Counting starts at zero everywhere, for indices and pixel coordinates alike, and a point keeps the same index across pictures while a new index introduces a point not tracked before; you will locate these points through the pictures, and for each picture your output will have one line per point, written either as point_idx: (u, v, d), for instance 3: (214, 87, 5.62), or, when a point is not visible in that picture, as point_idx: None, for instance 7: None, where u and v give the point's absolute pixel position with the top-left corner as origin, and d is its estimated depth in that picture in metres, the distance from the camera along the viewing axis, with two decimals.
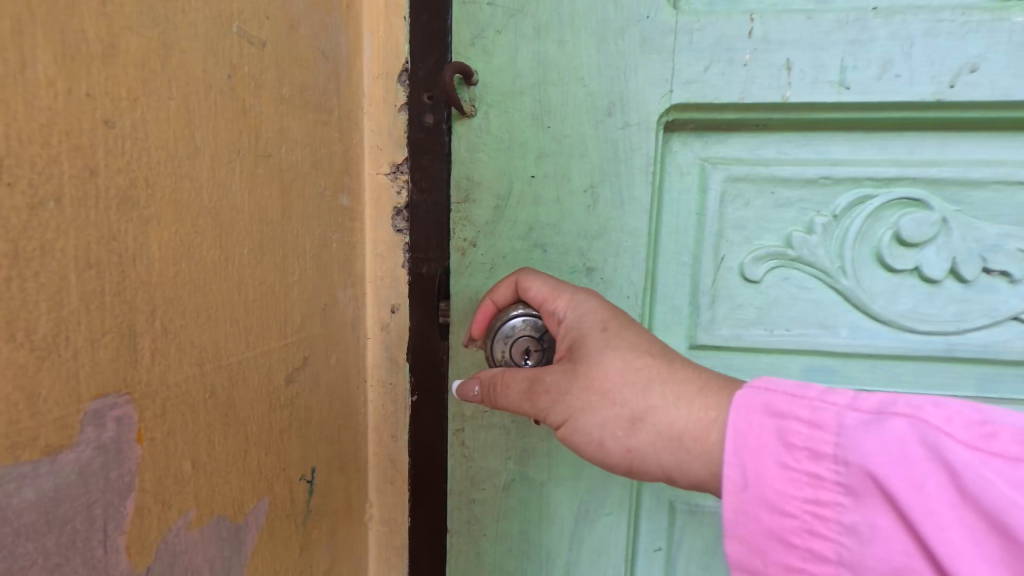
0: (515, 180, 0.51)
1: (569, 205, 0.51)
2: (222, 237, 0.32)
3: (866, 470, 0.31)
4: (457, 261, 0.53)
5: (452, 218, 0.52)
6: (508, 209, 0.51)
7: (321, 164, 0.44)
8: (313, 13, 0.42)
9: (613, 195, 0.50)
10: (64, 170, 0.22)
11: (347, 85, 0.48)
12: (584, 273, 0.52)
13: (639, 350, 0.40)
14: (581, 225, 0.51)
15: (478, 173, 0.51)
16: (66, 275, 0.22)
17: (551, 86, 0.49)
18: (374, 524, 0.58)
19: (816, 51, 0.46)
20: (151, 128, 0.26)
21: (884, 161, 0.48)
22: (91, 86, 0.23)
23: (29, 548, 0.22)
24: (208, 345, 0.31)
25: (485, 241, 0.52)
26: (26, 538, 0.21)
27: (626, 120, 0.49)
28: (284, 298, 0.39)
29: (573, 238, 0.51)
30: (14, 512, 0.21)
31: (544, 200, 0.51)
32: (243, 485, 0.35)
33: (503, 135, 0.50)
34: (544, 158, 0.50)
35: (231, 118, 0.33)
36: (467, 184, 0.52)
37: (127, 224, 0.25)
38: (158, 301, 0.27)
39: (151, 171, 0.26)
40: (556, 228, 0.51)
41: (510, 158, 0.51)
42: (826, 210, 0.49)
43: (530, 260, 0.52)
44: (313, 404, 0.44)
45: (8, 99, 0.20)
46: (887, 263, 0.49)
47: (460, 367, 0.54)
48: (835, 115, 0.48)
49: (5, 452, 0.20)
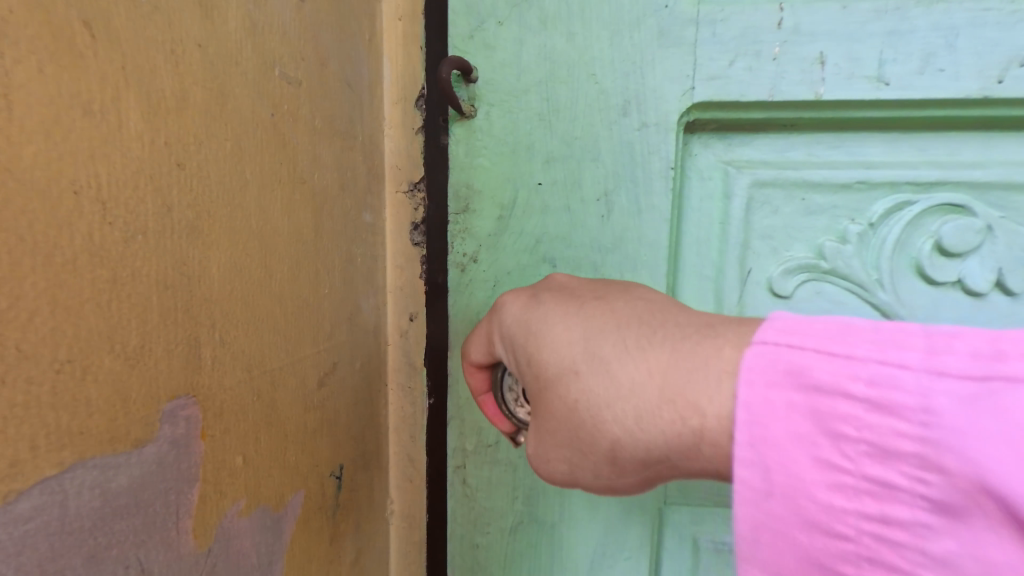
0: (518, 187, 0.55)
1: (582, 216, 0.54)
2: (269, 254, 0.36)
3: (972, 476, 0.25)
4: (457, 277, 0.58)
5: (452, 231, 0.57)
6: (512, 220, 0.55)
7: (348, 184, 0.49)
8: (339, 47, 0.46)
9: (630, 204, 0.53)
10: (149, 209, 0.26)
11: (369, 110, 0.52)
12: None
13: (563, 378, 0.38)
14: (593, 236, 0.54)
15: (476, 182, 0.56)
16: (151, 296, 0.26)
17: (560, 84, 0.53)
18: (395, 520, 0.61)
19: (850, 44, 0.48)
20: (212, 167, 0.31)
21: (923, 163, 0.51)
22: (167, 135, 0.27)
23: (122, 526, 0.26)
24: (255, 353, 0.35)
25: (489, 253, 0.56)
26: (121, 516, 0.25)
27: (643, 120, 0.52)
28: (317, 310, 0.43)
29: (585, 250, 0.54)
30: (113, 493, 0.25)
31: (550, 209, 0.54)
32: (284, 479, 0.40)
33: (501, 151, 0.55)
34: (552, 161, 0.54)
35: (274, 151, 0.37)
36: (467, 193, 0.56)
37: (194, 250, 0.29)
38: (216, 315, 0.31)
39: (212, 204, 0.31)
40: (566, 240, 0.54)
41: (508, 171, 0.55)
42: (861, 218, 0.52)
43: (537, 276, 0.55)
44: (340, 406, 0.48)
45: (109, 152, 0.24)
46: (927, 276, 0.51)
47: (460, 394, 0.60)
48: (871, 113, 0.50)
49: (107, 445, 0.24)
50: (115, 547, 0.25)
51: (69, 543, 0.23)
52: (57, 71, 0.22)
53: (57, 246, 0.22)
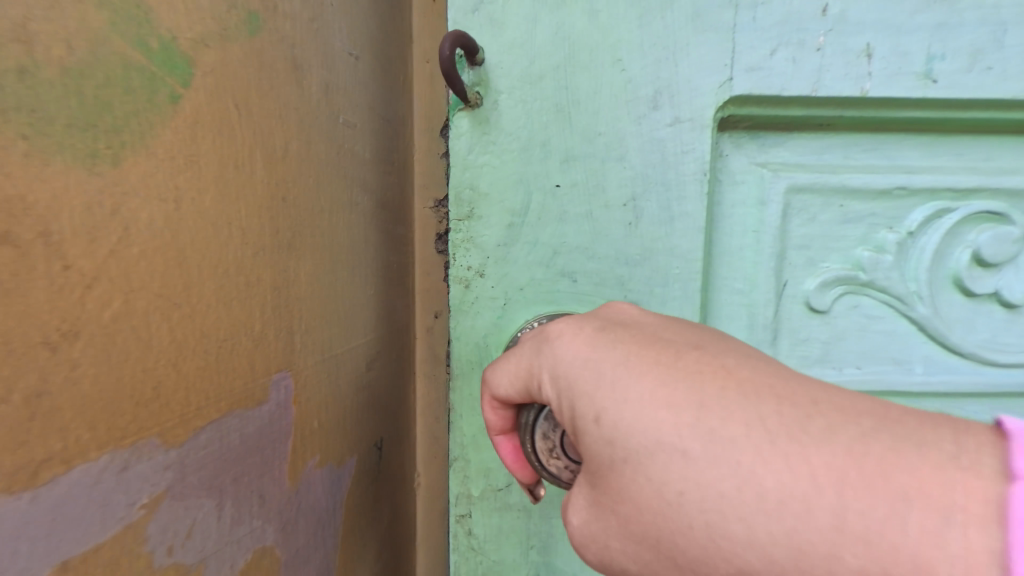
0: (530, 193, 0.56)
1: (606, 223, 0.56)
2: (335, 265, 0.47)
3: None
4: (462, 293, 0.58)
5: (456, 241, 0.57)
6: (523, 229, 0.56)
7: (390, 205, 0.59)
8: (383, 91, 0.57)
9: (659, 211, 0.56)
10: (268, 231, 0.36)
11: (402, 140, 0.62)
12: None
13: (655, 448, 0.29)
14: (617, 247, 0.56)
15: (483, 184, 0.56)
16: (268, 294, 0.36)
17: (579, 68, 0.54)
18: (421, 491, 0.71)
19: (900, 39, 0.54)
20: (302, 197, 0.40)
21: (962, 167, 0.59)
22: (279, 176, 0.37)
23: (251, 461, 0.35)
24: (326, 341, 0.45)
25: (499, 266, 0.57)
26: (250, 453, 0.35)
27: (675, 115, 0.54)
28: (366, 308, 0.53)
29: (609, 262, 0.57)
30: (247, 435, 0.34)
31: (567, 216, 0.56)
32: (343, 444, 0.49)
33: (510, 155, 0.55)
34: (570, 161, 0.55)
35: (338, 182, 0.47)
36: (469, 195, 0.56)
37: (290, 261, 0.39)
38: (303, 310, 0.41)
39: (301, 225, 0.40)
40: (587, 253, 0.57)
41: (516, 176, 0.55)
42: (898, 228, 0.59)
43: (552, 293, 0.57)
44: (382, 389, 0.58)
45: (249, 191, 0.33)
46: (967, 288, 0.59)
47: (464, 432, 0.60)
48: (919, 111, 0.56)
49: (246, 399, 0.34)
50: (246, 476, 0.34)
51: (223, 466, 0.32)
52: (221, 137, 0.31)
53: (221, 259, 0.31)
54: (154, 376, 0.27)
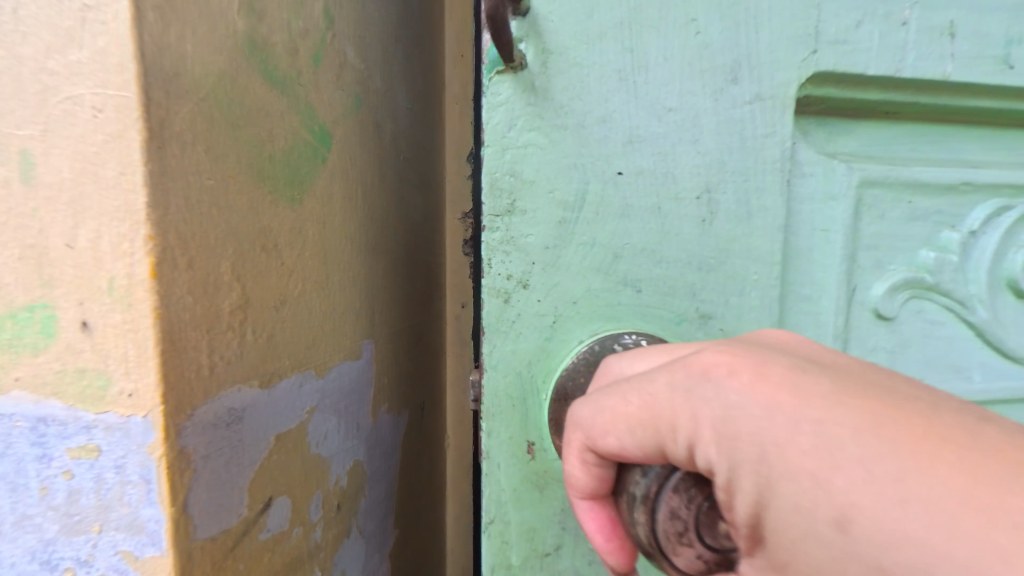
0: (591, 179, 0.41)
1: (676, 220, 0.42)
2: (396, 264, 0.63)
3: None
4: (497, 309, 0.42)
5: (496, 244, 0.41)
6: (576, 229, 0.42)
7: (428, 218, 0.76)
8: (426, 129, 0.73)
9: (737, 205, 0.43)
10: (364, 240, 0.53)
11: (438, 166, 0.79)
12: (695, 322, 0.44)
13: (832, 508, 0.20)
14: (690, 250, 0.43)
15: (527, 170, 0.41)
16: (364, 284, 0.53)
17: (645, 27, 0.40)
18: (450, 449, 0.88)
19: (981, 19, 0.46)
20: (380, 216, 0.57)
21: (1010, 163, 0.52)
22: (370, 202, 0.54)
23: (354, 396, 0.51)
24: (392, 320, 0.62)
25: (547, 274, 0.42)
26: (353, 390, 0.51)
27: (756, 91, 0.42)
28: (413, 297, 0.70)
29: (679, 269, 0.43)
30: (353, 377, 0.51)
31: (631, 212, 0.42)
32: (400, 399, 0.66)
33: (559, 132, 0.40)
34: (635, 144, 0.41)
35: (400, 202, 0.63)
36: (512, 183, 0.41)
37: (374, 260, 0.56)
38: (380, 296, 0.58)
39: (380, 235, 0.57)
40: (656, 257, 0.43)
41: (567, 158, 0.41)
42: (961, 227, 0.50)
43: (612, 307, 0.43)
44: (422, 361, 0.75)
45: (356, 214, 0.50)
46: (1017, 290, 0.51)
47: (503, 485, 0.44)
48: (989, 99, 0.49)
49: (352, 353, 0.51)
50: (351, 406, 0.51)
51: (342, 396, 0.49)
52: (344, 181, 0.47)
53: (343, 259, 0.48)
54: (311, 334, 0.43)
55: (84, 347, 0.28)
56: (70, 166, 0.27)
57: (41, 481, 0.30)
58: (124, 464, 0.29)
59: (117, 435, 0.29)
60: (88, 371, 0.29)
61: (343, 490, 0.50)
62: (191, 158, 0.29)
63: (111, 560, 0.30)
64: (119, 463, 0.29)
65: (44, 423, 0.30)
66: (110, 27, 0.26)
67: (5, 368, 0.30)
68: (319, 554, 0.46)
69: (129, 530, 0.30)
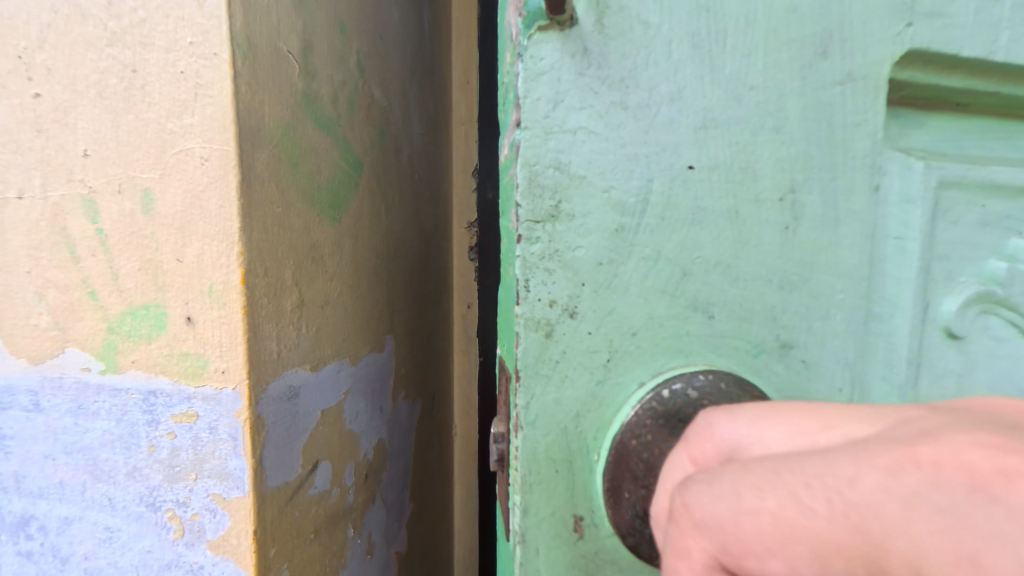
0: (655, 179, 0.34)
1: (756, 228, 0.35)
2: (411, 269, 0.72)
3: None
4: (539, 345, 0.34)
5: (538, 257, 0.33)
6: (636, 238, 0.34)
7: (438, 228, 0.85)
8: (435, 149, 0.82)
9: (823, 207, 0.36)
10: (386, 251, 0.62)
11: (446, 181, 0.89)
12: (775, 353, 0.36)
13: None
14: (770, 264, 0.36)
15: (576, 162, 0.33)
16: (386, 288, 0.63)
17: None
18: (457, 436, 0.97)
19: None
20: (399, 229, 0.66)
21: None
22: (390, 218, 0.63)
23: (379, 382, 0.61)
24: (408, 318, 0.71)
25: (601, 299, 0.34)
26: (378, 377, 0.61)
27: (847, 69, 0.35)
28: (425, 299, 0.79)
29: (759, 288, 0.36)
30: (378, 366, 0.60)
31: (704, 216, 0.35)
32: (415, 388, 0.75)
33: (617, 116, 0.33)
34: (708, 129, 0.34)
35: (414, 216, 0.72)
36: (555, 179, 0.33)
37: (394, 268, 0.65)
38: (399, 298, 0.67)
39: (398, 246, 0.66)
40: (732, 274, 0.35)
41: (625, 147, 0.33)
42: None
43: (679, 338, 0.35)
44: (433, 355, 0.84)
45: (380, 229, 0.60)
46: None
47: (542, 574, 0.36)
48: None
49: (377, 347, 0.60)
50: (376, 391, 0.60)
51: (371, 381, 0.58)
52: (372, 201, 0.57)
53: (370, 267, 0.57)
54: (346, 329, 0.52)
55: (187, 336, 0.38)
56: (181, 200, 0.36)
57: (149, 440, 0.39)
58: (216, 426, 0.38)
59: (212, 404, 0.38)
60: (190, 354, 0.38)
61: (369, 462, 0.59)
62: (266, 192, 0.38)
63: (203, 502, 0.39)
64: (212, 425, 0.38)
65: (154, 395, 0.39)
66: (212, 98, 0.35)
67: (126, 352, 0.39)
68: (351, 513, 0.55)
69: (218, 478, 0.38)
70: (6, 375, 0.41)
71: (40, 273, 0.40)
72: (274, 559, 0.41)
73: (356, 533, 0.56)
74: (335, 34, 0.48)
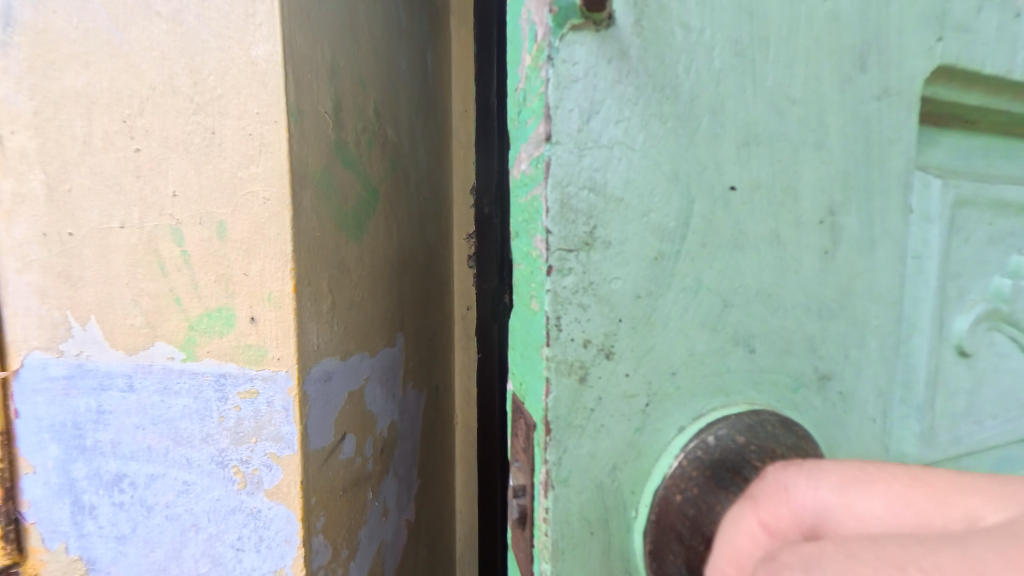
0: (698, 204, 0.31)
1: (797, 252, 0.34)
2: (417, 277, 0.84)
3: None
4: (572, 396, 0.29)
5: (571, 295, 0.29)
6: (677, 267, 0.31)
7: (439, 239, 0.97)
8: (437, 171, 0.95)
9: (861, 230, 0.35)
10: (396, 262, 0.74)
11: (445, 197, 1.01)
12: (813, 387, 0.35)
13: None
14: (809, 292, 0.34)
15: (611, 181, 0.29)
16: (396, 293, 0.75)
17: None
18: (458, 423, 1.09)
19: None
20: (406, 243, 0.78)
21: None
22: (399, 234, 0.75)
23: (392, 372, 0.73)
24: (415, 319, 0.83)
25: (640, 336, 0.30)
26: (392, 368, 0.73)
27: (885, 85, 0.34)
28: (429, 302, 0.91)
29: (799, 317, 0.34)
30: (391, 358, 0.72)
31: (747, 241, 0.32)
32: (421, 379, 0.87)
33: (656, 129, 0.29)
34: (752, 145, 0.31)
35: (419, 230, 0.85)
36: (588, 203, 0.28)
37: (402, 276, 0.77)
38: (406, 302, 0.79)
39: (406, 257, 0.78)
40: (772, 303, 0.33)
41: (663, 164, 0.30)
42: None
43: (720, 376, 0.32)
44: (436, 351, 0.96)
45: (391, 244, 0.72)
46: None
47: None
48: None
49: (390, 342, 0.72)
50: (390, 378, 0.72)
51: (386, 370, 0.70)
52: (383, 221, 0.69)
53: (383, 275, 0.70)
54: (366, 328, 0.64)
55: (250, 331, 0.49)
56: (248, 229, 0.48)
57: (220, 412, 0.51)
58: (273, 399, 0.50)
59: (271, 383, 0.49)
60: (252, 346, 0.50)
61: (384, 438, 0.70)
62: (309, 221, 0.51)
63: (262, 459, 0.51)
64: (270, 399, 0.50)
65: (225, 377, 0.50)
66: (271, 153, 0.47)
67: (203, 344, 0.51)
68: (370, 479, 0.66)
69: (274, 440, 0.50)
70: (107, 364, 0.53)
71: (136, 284, 0.52)
72: (315, 505, 0.53)
73: (374, 496, 0.68)
74: (356, 91, 0.60)
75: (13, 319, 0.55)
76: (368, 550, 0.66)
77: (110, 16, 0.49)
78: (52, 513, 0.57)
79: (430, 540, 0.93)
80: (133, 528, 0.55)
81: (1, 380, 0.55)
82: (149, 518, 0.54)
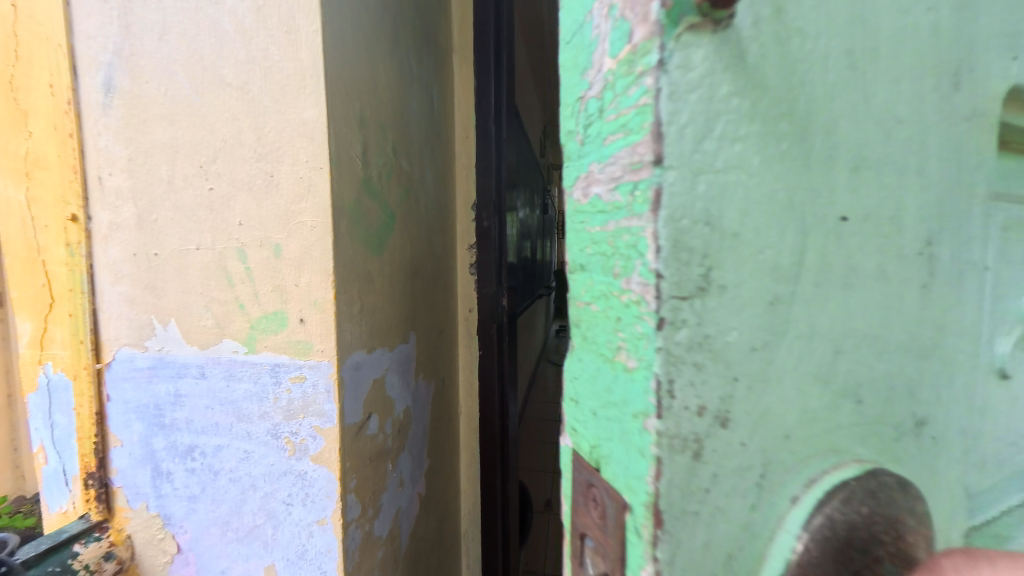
0: (810, 240, 0.26)
1: (900, 288, 0.28)
2: (425, 284, 0.98)
3: None
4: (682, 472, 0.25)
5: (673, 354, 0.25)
6: (791, 311, 0.26)
7: (445, 250, 1.11)
8: (442, 191, 1.09)
9: (954, 259, 0.30)
10: (409, 272, 0.89)
11: (450, 213, 1.15)
12: (911, 436, 0.30)
13: None
14: (907, 332, 0.29)
15: (727, 215, 0.25)
16: (410, 298, 0.89)
17: None
18: (463, 411, 1.25)
19: None
20: (417, 255, 0.93)
21: None
22: (412, 248, 0.90)
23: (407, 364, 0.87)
24: (425, 319, 0.98)
25: (755, 397, 0.26)
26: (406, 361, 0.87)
27: (974, 102, 0.30)
28: (437, 305, 1.05)
29: (899, 361, 0.29)
30: (406, 352, 0.87)
31: (856, 278, 0.27)
32: (430, 371, 1.01)
33: (769, 147, 0.25)
34: (863, 166, 0.26)
35: (427, 244, 0.99)
36: (696, 240, 0.24)
37: (414, 284, 0.92)
38: (418, 305, 0.94)
39: (417, 267, 0.93)
40: (879, 348, 0.28)
41: (774, 191, 0.25)
42: None
43: (830, 434, 0.28)
44: (442, 347, 1.10)
45: (405, 257, 0.87)
46: None
47: None
48: None
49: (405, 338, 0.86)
50: (406, 369, 0.86)
51: (404, 361, 0.85)
52: (399, 239, 0.83)
53: (400, 283, 0.84)
54: (385, 327, 0.78)
55: (299, 330, 0.63)
56: (299, 249, 0.62)
57: (275, 393, 0.64)
58: (318, 383, 0.63)
59: (315, 370, 0.63)
60: (301, 342, 0.63)
61: (401, 420, 0.84)
62: (345, 244, 0.65)
63: (308, 430, 0.64)
64: (315, 383, 0.63)
65: (279, 365, 0.64)
66: (318, 191, 0.61)
67: (261, 341, 0.64)
68: (389, 453, 0.79)
69: (318, 416, 0.63)
70: (184, 356, 0.67)
71: (207, 294, 0.65)
72: (349, 468, 0.66)
73: (392, 467, 0.81)
74: (378, 135, 0.75)
75: (106, 321, 0.69)
76: (388, 512, 0.80)
77: (191, 85, 0.63)
78: (136, 478, 0.70)
79: (437, 513, 1.06)
80: (202, 489, 0.68)
81: (98, 370, 0.69)
82: (216, 480, 0.68)
